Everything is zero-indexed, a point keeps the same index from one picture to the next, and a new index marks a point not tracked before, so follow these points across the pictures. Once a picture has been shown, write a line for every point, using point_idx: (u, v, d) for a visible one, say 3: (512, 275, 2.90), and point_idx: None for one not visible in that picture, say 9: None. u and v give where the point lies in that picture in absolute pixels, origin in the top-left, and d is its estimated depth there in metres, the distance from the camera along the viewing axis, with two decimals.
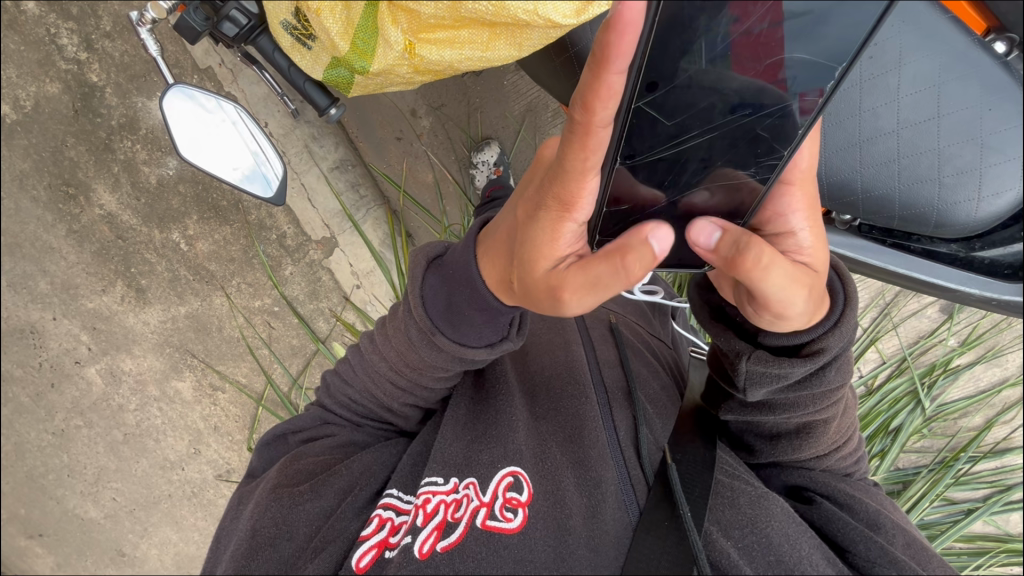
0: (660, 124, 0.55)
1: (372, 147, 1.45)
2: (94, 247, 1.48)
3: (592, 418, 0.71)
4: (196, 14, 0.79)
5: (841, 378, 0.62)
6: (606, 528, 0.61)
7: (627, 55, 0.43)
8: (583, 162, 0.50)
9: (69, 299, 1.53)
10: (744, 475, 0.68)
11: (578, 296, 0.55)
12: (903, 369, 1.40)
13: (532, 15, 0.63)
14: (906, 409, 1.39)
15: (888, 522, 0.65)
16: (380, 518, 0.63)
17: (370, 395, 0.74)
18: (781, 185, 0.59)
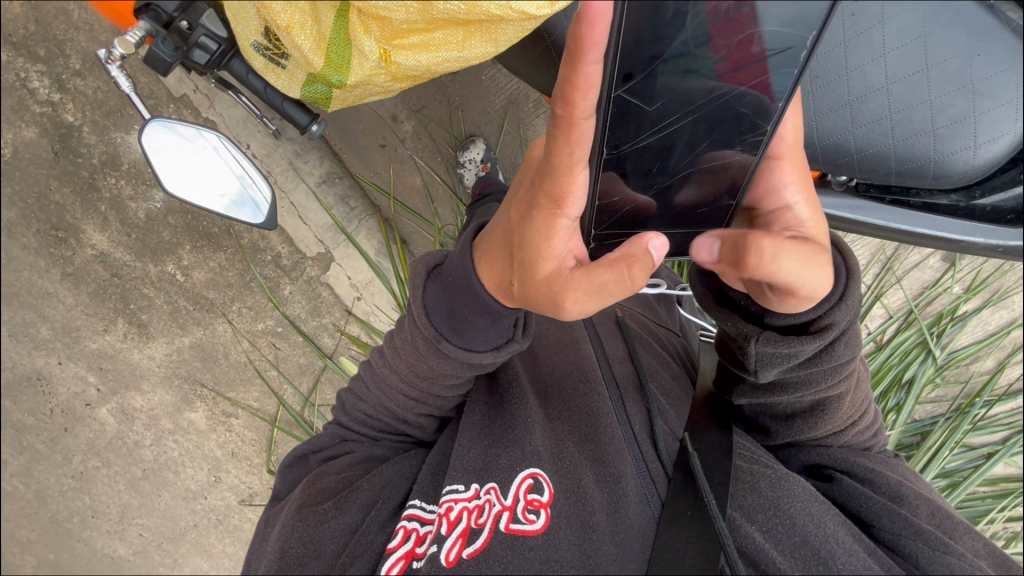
0: (640, 109, 0.59)
1: (356, 157, 1.42)
2: (90, 288, 1.46)
3: (606, 414, 0.70)
4: (165, 46, 0.77)
5: (849, 353, 0.61)
6: (630, 523, 0.61)
7: (600, 44, 0.42)
8: (569, 157, 0.48)
9: (72, 342, 1.52)
10: (762, 458, 0.68)
11: (580, 301, 0.55)
12: (911, 321, 1.39)
13: (505, 9, 0.60)
14: (917, 361, 1.38)
15: (910, 493, 0.65)
16: (404, 530, 0.62)
17: (384, 408, 0.73)
18: (769, 160, 0.58)
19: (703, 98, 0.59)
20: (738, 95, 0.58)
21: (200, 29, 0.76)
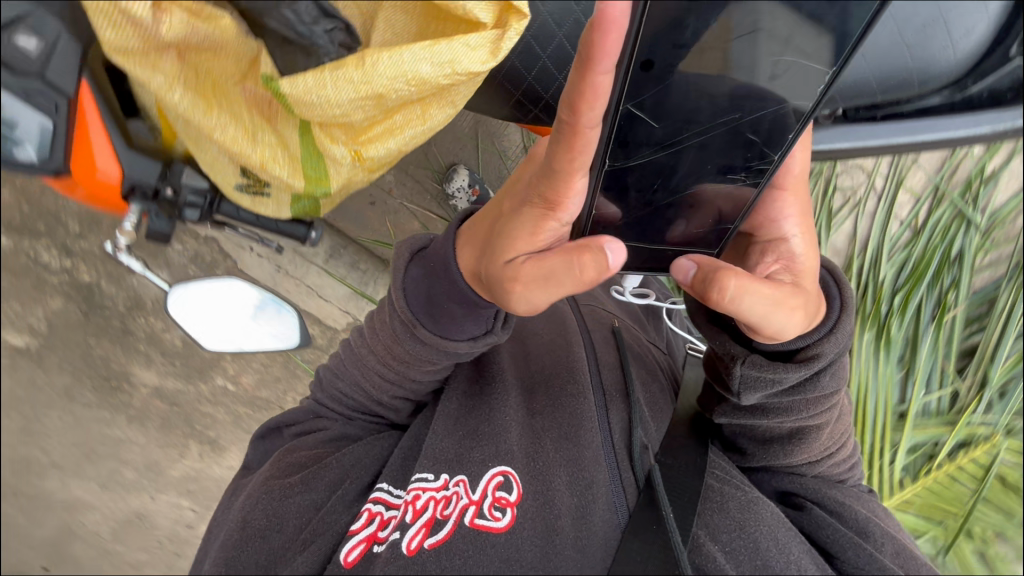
0: (649, 125, 0.55)
1: (354, 224, 1.22)
2: (56, 382, 1.27)
3: (589, 418, 0.71)
4: (161, 220, 0.80)
5: (834, 383, 0.63)
6: (594, 531, 0.62)
7: (613, 55, 0.41)
8: (570, 163, 0.48)
9: (25, 446, 1.34)
10: (735, 479, 0.70)
11: (531, 286, 0.55)
12: (940, 197, 1.29)
13: (451, 77, 0.54)
14: (959, 234, 1.28)
15: (877, 529, 0.67)
16: (369, 513, 0.64)
17: (358, 387, 0.72)
18: (772, 191, 0.63)
19: (708, 120, 0.56)
20: (750, 117, 0.57)
21: (182, 192, 0.77)
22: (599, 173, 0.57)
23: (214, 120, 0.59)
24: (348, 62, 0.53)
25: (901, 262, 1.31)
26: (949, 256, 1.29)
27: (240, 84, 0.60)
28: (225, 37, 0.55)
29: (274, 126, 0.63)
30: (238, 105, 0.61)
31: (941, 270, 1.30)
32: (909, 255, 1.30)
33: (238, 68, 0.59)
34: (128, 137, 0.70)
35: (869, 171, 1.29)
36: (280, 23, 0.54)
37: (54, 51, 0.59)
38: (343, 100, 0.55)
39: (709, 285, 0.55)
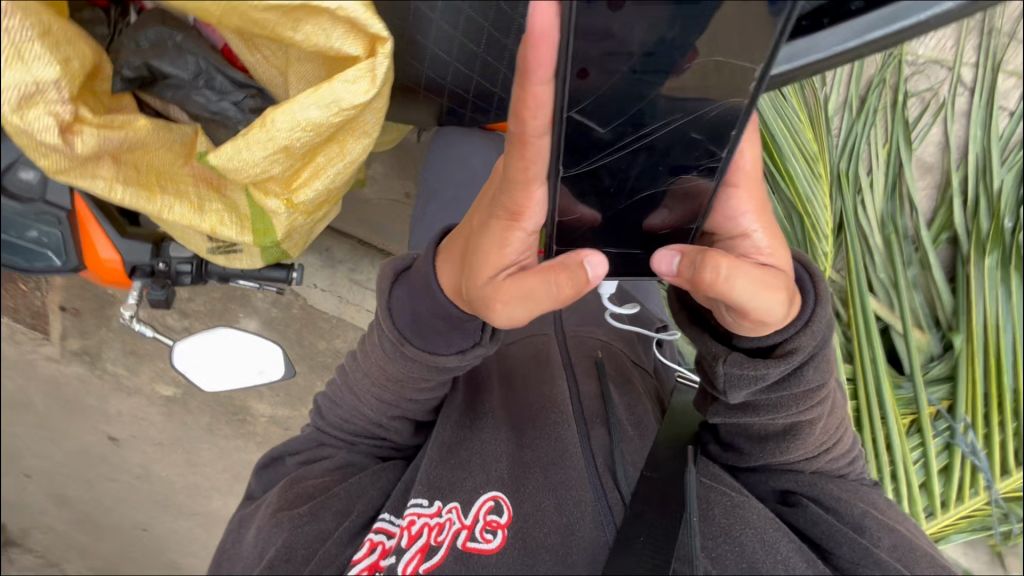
0: (594, 133, 0.51)
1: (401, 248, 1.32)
2: (200, 420, 1.54)
3: (572, 442, 0.68)
4: (156, 291, 0.89)
5: (817, 379, 0.58)
6: (581, 546, 0.60)
7: (545, 63, 0.42)
8: (523, 171, 0.48)
9: (187, 476, 1.61)
10: (724, 484, 0.67)
11: (510, 305, 0.54)
12: None
13: (338, 115, 0.61)
14: None
15: (873, 525, 0.63)
16: (371, 542, 0.62)
17: (358, 412, 0.70)
18: (726, 188, 0.55)
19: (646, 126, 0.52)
20: (689, 118, 0.51)
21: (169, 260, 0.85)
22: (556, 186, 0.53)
23: (159, 205, 0.70)
24: (255, 126, 0.62)
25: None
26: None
27: (185, 164, 0.72)
28: (144, 134, 0.68)
29: (222, 193, 0.74)
30: (185, 184, 0.72)
31: None
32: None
33: (180, 153, 0.72)
34: (121, 227, 0.83)
35: (950, 64, 1.15)
36: (197, 107, 0.75)
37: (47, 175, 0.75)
38: (260, 159, 0.64)
39: (699, 268, 0.51)
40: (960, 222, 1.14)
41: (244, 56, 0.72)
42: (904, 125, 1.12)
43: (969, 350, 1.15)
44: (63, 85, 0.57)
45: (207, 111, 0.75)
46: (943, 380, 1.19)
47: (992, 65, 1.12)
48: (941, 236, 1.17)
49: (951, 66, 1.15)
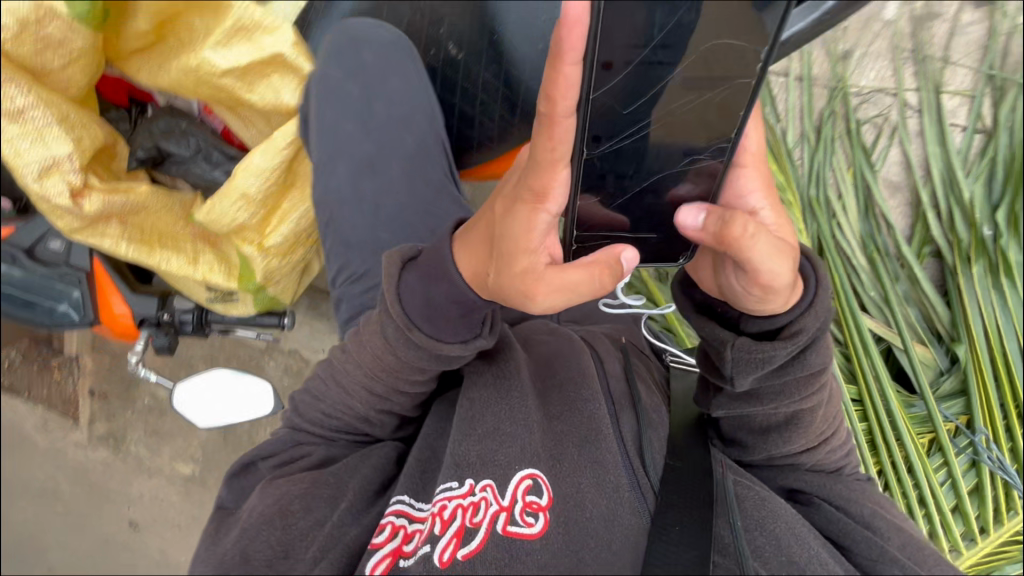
0: (615, 112, 0.53)
1: None
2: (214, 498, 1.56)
3: (604, 425, 0.71)
4: (160, 338, 1.02)
5: (821, 364, 0.62)
6: (625, 531, 0.63)
7: (579, 44, 0.44)
8: (551, 152, 0.50)
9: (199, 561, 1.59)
10: (744, 478, 0.69)
11: (551, 295, 0.57)
12: (999, 87, 1.21)
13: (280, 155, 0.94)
14: None
15: (882, 523, 0.65)
16: (392, 525, 0.65)
17: (345, 408, 0.75)
18: (735, 169, 0.60)
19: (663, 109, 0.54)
20: (714, 93, 0.53)
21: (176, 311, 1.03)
22: (580, 167, 0.56)
23: (158, 256, 0.97)
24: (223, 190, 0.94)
25: (987, 172, 1.17)
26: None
27: (183, 225, 1.03)
28: (144, 199, 0.96)
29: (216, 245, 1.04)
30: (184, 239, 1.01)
31: None
32: (994, 163, 1.17)
33: (178, 215, 1.03)
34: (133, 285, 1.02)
35: (893, 92, 1.26)
36: (197, 176, 1.08)
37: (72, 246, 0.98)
38: (228, 209, 0.95)
39: (726, 224, 0.53)
40: (937, 234, 1.18)
41: (242, 132, 1.06)
42: (863, 152, 1.20)
43: (975, 360, 1.10)
44: (74, 159, 0.85)
45: (203, 179, 1.08)
46: (957, 395, 1.14)
47: (932, 91, 1.23)
48: (924, 250, 1.21)
49: (895, 93, 1.26)
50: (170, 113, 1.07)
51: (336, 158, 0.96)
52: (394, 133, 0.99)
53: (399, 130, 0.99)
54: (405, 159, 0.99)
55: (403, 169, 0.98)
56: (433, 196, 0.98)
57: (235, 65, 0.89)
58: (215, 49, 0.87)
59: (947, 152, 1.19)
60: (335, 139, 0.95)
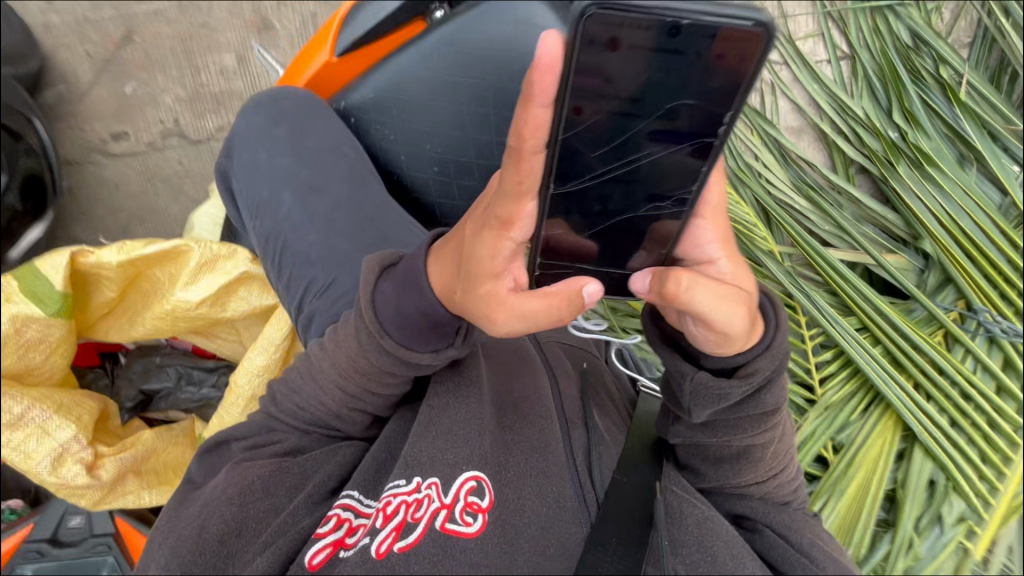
0: (581, 155, 0.56)
1: None
2: None
3: (556, 438, 0.68)
4: None
5: (773, 403, 0.61)
6: (564, 540, 0.59)
7: (550, 90, 0.48)
8: (517, 185, 0.54)
9: None
10: (693, 495, 0.66)
11: (509, 321, 0.61)
12: (844, 22, 1.52)
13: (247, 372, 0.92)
14: (889, 28, 1.46)
15: (819, 552, 0.63)
16: (338, 517, 0.61)
17: (319, 404, 0.72)
18: (695, 221, 0.64)
19: (623, 160, 0.58)
20: (666, 153, 0.56)
21: None
22: (546, 198, 0.59)
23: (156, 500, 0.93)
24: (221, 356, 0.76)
25: (860, 89, 1.49)
26: (907, 46, 1.44)
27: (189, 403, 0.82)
28: (148, 443, 0.98)
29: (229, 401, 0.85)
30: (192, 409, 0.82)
31: (903, 64, 1.44)
32: (869, 79, 1.48)
33: (183, 444, 1.03)
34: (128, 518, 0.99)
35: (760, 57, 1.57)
36: (184, 398, 1.10)
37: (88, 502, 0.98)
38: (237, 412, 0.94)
39: (666, 281, 0.57)
40: (856, 153, 1.48)
41: (208, 345, 1.08)
42: (760, 117, 1.48)
43: (941, 245, 1.37)
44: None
45: (192, 401, 1.10)
46: (945, 284, 1.42)
47: (796, 61, 1.53)
48: (851, 172, 1.49)
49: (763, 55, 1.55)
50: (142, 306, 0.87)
51: (278, 189, 0.95)
52: (325, 155, 0.98)
53: (330, 156, 0.97)
54: (341, 175, 0.97)
55: (341, 184, 0.96)
56: (378, 208, 0.95)
57: (206, 294, 0.93)
58: None
59: (823, 85, 1.51)
60: (257, 171, 0.97)
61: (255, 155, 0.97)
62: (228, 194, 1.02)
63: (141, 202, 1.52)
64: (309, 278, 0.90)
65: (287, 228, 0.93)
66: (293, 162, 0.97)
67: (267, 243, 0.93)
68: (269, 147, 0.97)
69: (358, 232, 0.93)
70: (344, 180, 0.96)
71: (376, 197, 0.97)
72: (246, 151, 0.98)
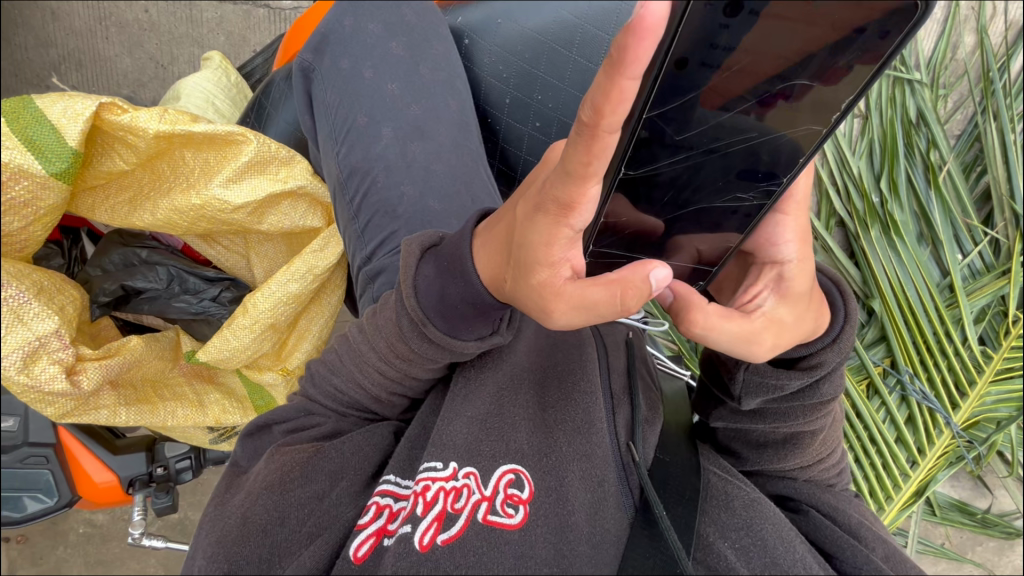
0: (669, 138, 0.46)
1: None
2: None
3: (600, 418, 0.56)
4: (162, 499, 0.78)
5: (833, 392, 0.54)
6: (607, 527, 0.49)
7: (648, 55, 0.26)
8: (584, 167, 0.33)
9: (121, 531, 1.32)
10: (737, 478, 0.56)
11: (570, 312, 0.43)
12: None
13: (273, 313, 0.69)
14: (905, 97, 1.23)
15: (870, 534, 0.54)
16: (377, 505, 0.50)
17: (358, 386, 0.57)
18: (775, 214, 0.54)
19: (720, 143, 0.47)
20: (766, 139, 0.46)
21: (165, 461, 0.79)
22: (613, 181, 0.48)
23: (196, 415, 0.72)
24: (238, 313, 0.68)
25: (867, 149, 1.25)
26: (910, 121, 1.23)
27: (175, 367, 0.73)
28: (139, 354, 0.66)
29: (216, 381, 0.76)
30: (180, 385, 0.73)
31: (910, 137, 1.24)
32: (871, 140, 1.25)
33: (170, 359, 0.72)
34: (113, 445, 0.75)
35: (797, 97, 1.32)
36: (179, 311, 0.73)
37: (28, 418, 0.68)
38: (248, 341, 0.69)
39: (678, 323, 0.50)
40: (840, 208, 1.23)
41: (204, 251, 0.75)
42: None
43: (890, 313, 1.20)
44: (64, 330, 0.57)
45: (189, 313, 0.73)
46: (879, 341, 1.24)
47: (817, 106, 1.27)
48: (830, 222, 1.25)
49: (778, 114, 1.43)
50: (122, 239, 0.73)
51: (378, 118, 0.70)
52: (438, 92, 0.73)
53: (440, 92, 0.73)
54: (450, 120, 0.72)
55: (452, 133, 0.72)
56: (474, 168, 0.72)
57: (252, 201, 0.66)
58: (223, 185, 0.65)
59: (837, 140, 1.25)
60: (349, 88, 0.70)
61: (359, 66, 0.71)
62: (305, 96, 0.73)
63: (84, 45, 1.17)
64: (387, 237, 0.66)
65: (379, 169, 0.68)
66: (403, 89, 0.72)
67: (348, 179, 0.68)
68: (374, 59, 0.72)
69: (455, 201, 0.69)
70: (455, 128, 0.72)
71: (483, 165, 0.73)
72: (342, 54, 0.71)
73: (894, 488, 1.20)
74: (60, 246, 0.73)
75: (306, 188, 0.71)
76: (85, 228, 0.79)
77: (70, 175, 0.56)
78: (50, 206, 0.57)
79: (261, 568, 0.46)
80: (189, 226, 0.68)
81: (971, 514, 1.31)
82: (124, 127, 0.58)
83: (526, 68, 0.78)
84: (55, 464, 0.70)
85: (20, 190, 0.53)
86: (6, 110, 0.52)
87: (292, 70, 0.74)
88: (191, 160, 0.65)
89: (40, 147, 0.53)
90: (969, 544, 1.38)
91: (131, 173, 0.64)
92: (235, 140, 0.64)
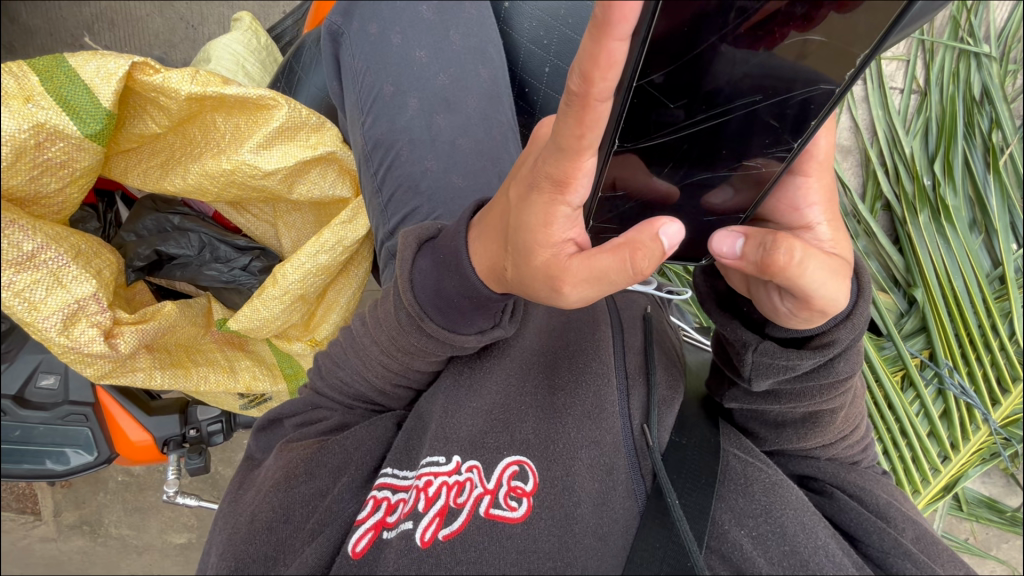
0: (659, 107, 0.38)
1: None
2: None
3: (612, 401, 0.53)
4: (194, 460, 0.80)
5: (852, 370, 0.47)
6: (614, 517, 0.47)
7: (635, 12, 0.25)
8: (578, 142, 0.31)
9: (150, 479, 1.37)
10: (759, 458, 0.52)
11: (582, 285, 0.39)
12: (930, 49, 1.17)
13: (303, 284, 0.69)
14: (970, 72, 1.15)
15: (898, 514, 0.49)
16: (374, 499, 0.49)
17: (363, 380, 0.56)
18: (794, 177, 0.45)
19: (726, 103, 0.39)
20: (770, 102, 0.39)
21: (196, 424, 0.81)
22: (607, 158, 0.42)
23: (215, 378, 0.72)
24: (268, 284, 0.68)
25: (922, 128, 1.17)
26: (972, 99, 1.14)
27: (207, 334, 0.74)
28: (173, 319, 0.67)
29: (247, 349, 0.78)
30: (213, 351, 0.74)
31: (972, 116, 1.15)
32: (928, 118, 1.17)
33: (201, 326, 0.73)
34: (147, 406, 0.78)
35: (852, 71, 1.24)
36: (209, 280, 0.73)
37: (67, 377, 0.73)
38: (278, 312, 0.70)
39: (770, 251, 0.39)
40: (887, 190, 1.15)
41: (236, 219, 0.76)
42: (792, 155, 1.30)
43: (933, 301, 1.12)
44: (101, 294, 0.57)
45: (220, 283, 0.73)
46: (918, 332, 1.16)
47: (874, 77, 1.19)
48: (876, 206, 1.17)
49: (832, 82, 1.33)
50: (155, 206, 0.74)
51: (404, 88, 0.67)
52: (468, 60, 0.70)
53: (472, 59, 0.70)
54: (480, 90, 0.70)
55: (480, 103, 0.69)
56: (503, 143, 0.69)
57: (281, 169, 0.65)
58: (254, 150, 0.63)
59: (890, 116, 1.17)
60: (378, 53, 0.67)
61: (387, 32, 0.68)
62: (333, 61, 0.70)
63: None
64: (408, 213, 0.64)
65: (404, 142, 0.66)
66: (431, 57, 0.69)
67: (373, 151, 0.66)
68: (403, 24, 0.69)
69: (480, 176, 0.66)
70: (484, 100, 0.69)
71: (513, 139, 0.70)
72: (371, 19, 0.68)
73: (924, 481, 1.15)
74: (96, 209, 0.74)
75: (336, 154, 0.70)
76: (120, 191, 0.80)
77: (104, 137, 0.56)
78: (86, 167, 0.57)
79: (266, 565, 0.46)
80: (219, 192, 0.67)
81: (999, 512, 1.26)
82: (155, 88, 0.57)
83: (569, 34, 0.74)
84: (93, 422, 0.75)
85: (57, 151, 0.53)
86: (40, 68, 0.52)
87: (321, 33, 0.72)
88: (222, 125, 0.64)
89: (75, 108, 0.53)
90: (995, 540, 1.34)
91: (162, 136, 0.64)
92: (266, 105, 0.63)
